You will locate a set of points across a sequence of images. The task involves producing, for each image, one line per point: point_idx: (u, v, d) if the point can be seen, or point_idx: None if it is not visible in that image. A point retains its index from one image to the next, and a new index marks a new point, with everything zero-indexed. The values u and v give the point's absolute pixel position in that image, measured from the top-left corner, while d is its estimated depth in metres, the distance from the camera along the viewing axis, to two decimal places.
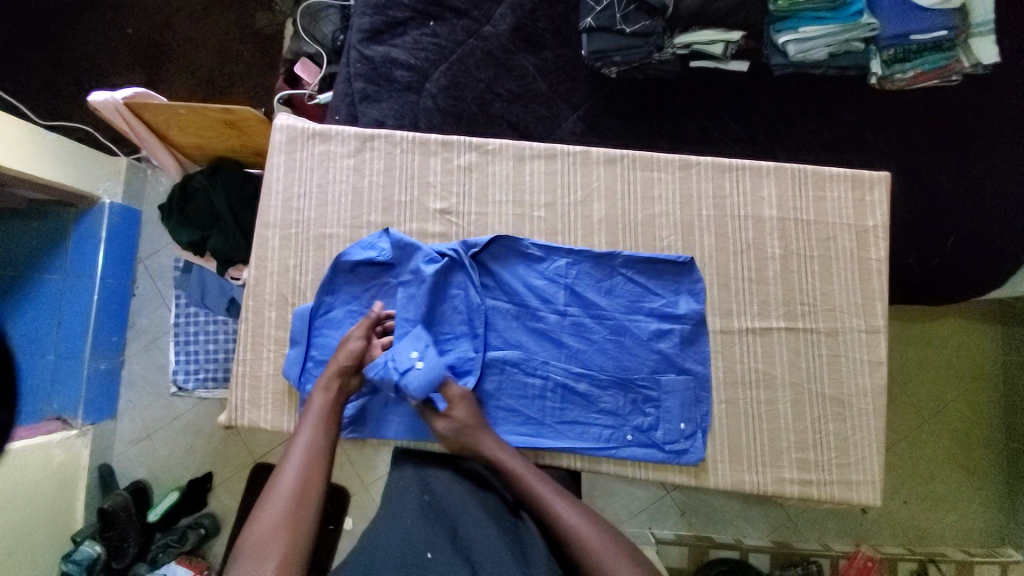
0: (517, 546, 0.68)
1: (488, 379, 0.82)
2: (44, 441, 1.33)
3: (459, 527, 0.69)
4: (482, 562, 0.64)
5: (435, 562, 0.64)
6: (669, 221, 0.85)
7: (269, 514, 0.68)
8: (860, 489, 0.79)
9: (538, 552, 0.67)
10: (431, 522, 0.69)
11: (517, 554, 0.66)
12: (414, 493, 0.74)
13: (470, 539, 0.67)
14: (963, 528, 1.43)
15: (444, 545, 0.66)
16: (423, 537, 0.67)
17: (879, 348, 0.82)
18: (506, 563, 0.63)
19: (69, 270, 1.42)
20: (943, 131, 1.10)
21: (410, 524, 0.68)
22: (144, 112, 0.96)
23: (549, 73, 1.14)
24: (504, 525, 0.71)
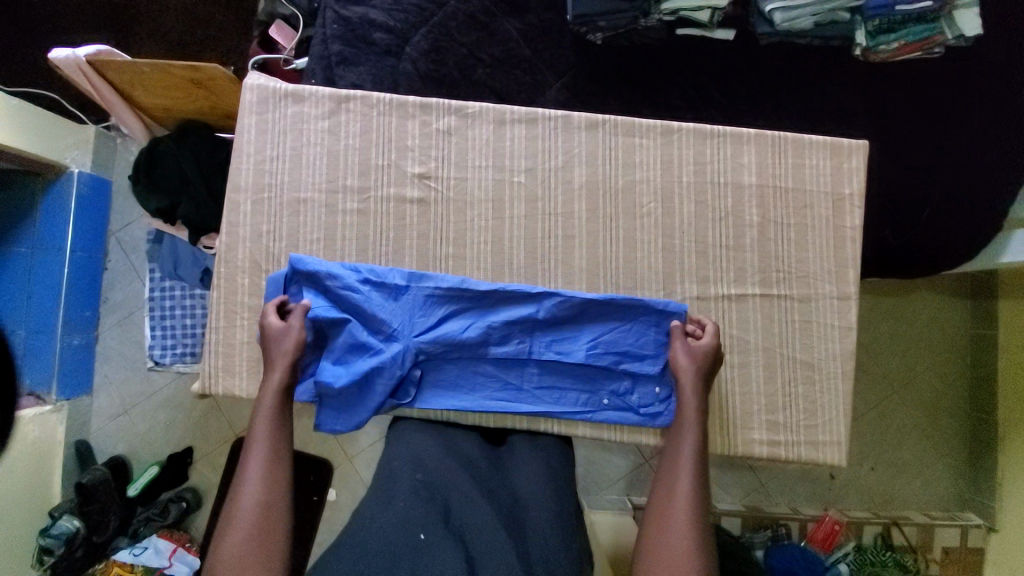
0: (511, 521, 0.69)
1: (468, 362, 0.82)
2: (17, 417, 1.30)
3: (453, 503, 0.69)
4: (478, 543, 0.65)
5: (429, 544, 0.65)
6: (649, 188, 0.84)
7: (237, 531, 0.64)
8: (828, 450, 0.82)
9: (533, 530, 0.69)
10: (423, 500, 0.69)
11: (511, 529, 0.67)
12: (407, 469, 0.73)
13: (466, 520, 0.68)
14: (926, 493, 1.51)
15: (440, 528, 0.66)
16: (417, 519, 0.67)
17: (851, 314, 0.83)
18: (501, 543, 0.64)
19: (39, 243, 1.38)
20: (921, 103, 1.11)
21: (403, 509, 0.68)
22: (108, 72, 0.91)
23: (533, 38, 1.11)
24: (496, 496, 0.72)
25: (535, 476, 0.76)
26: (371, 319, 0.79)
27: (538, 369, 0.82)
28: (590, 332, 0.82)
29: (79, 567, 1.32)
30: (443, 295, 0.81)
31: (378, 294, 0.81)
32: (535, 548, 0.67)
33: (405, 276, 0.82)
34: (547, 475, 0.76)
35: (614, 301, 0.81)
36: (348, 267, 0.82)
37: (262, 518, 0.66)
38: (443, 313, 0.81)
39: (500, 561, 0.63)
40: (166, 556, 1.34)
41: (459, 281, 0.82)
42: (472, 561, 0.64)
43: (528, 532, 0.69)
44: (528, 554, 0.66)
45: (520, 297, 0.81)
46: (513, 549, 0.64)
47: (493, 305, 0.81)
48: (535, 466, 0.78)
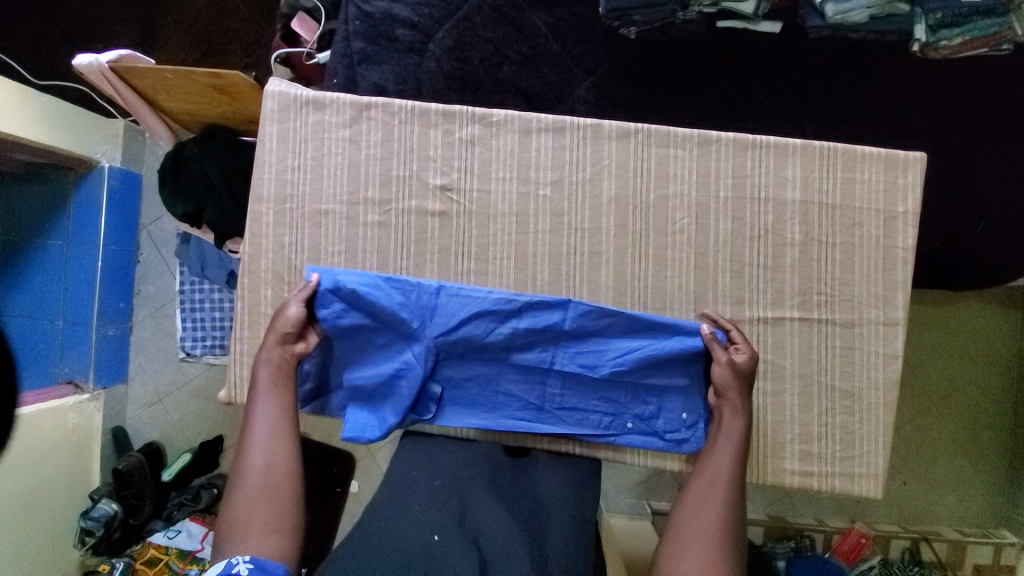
0: (525, 525, 0.70)
1: (488, 372, 0.80)
2: (58, 405, 1.36)
3: (469, 507, 0.71)
4: (490, 546, 0.66)
5: (443, 545, 0.66)
6: (683, 204, 0.80)
7: (247, 488, 0.68)
8: (863, 483, 0.78)
9: (552, 536, 0.70)
10: (440, 504, 0.70)
11: (526, 534, 0.68)
12: (424, 475, 0.75)
13: (481, 526, 0.69)
14: (961, 509, 1.45)
15: (454, 531, 0.67)
16: (431, 520, 0.68)
17: (897, 342, 0.78)
18: (516, 549, 0.65)
19: (71, 237, 1.41)
20: (987, 104, 1.01)
21: (418, 510, 0.70)
22: (131, 78, 0.90)
23: (562, 33, 1.05)
24: (513, 501, 0.73)
25: (555, 490, 0.76)
26: (392, 326, 0.78)
27: (561, 382, 0.80)
28: (617, 346, 0.78)
29: (118, 547, 1.39)
30: (469, 303, 0.78)
31: (399, 301, 0.78)
32: (551, 555, 0.68)
33: (426, 284, 0.79)
34: (563, 489, 0.76)
35: (642, 317, 0.78)
36: (366, 274, 0.79)
37: (267, 478, 0.69)
38: (466, 321, 0.78)
39: (513, 566, 0.64)
40: (197, 540, 1.38)
41: (481, 291, 0.79)
42: (485, 564, 0.64)
43: (543, 537, 0.69)
44: (542, 561, 0.67)
45: (546, 309, 0.78)
46: (527, 556, 0.65)
47: (518, 313, 0.78)
48: (556, 478, 0.77)
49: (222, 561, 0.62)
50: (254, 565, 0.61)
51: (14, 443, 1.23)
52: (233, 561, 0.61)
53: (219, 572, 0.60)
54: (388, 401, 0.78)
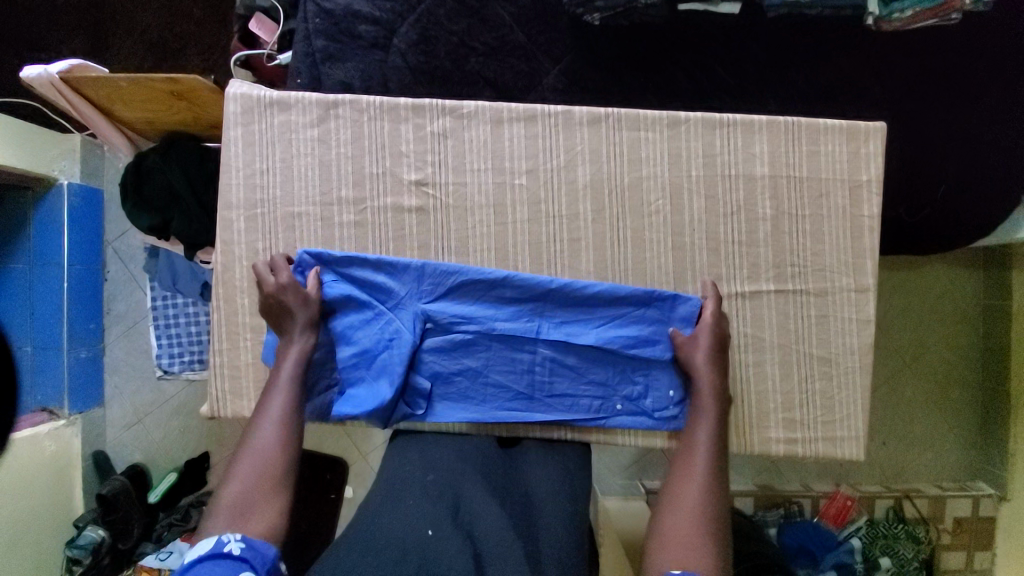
0: (519, 517, 0.70)
1: (476, 359, 0.80)
2: (33, 433, 1.32)
3: (463, 499, 0.70)
4: (484, 538, 0.65)
5: (437, 539, 0.65)
6: (657, 185, 0.80)
7: (251, 467, 0.67)
8: (844, 445, 0.81)
9: (544, 527, 0.69)
10: (432, 500, 0.70)
11: (518, 526, 0.68)
12: (417, 473, 0.75)
13: (475, 519, 0.68)
14: (938, 465, 1.51)
15: (448, 524, 0.66)
16: (425, 516, 0.67)
17: (868, 306, 0.81)
18: (508, 541, 0.64)
19: (35, 257, 1.39)
20: (942, 73, 1.04)
21: (411, 508, 0.69)
22: (84, 88, 0.87)
23: (526, 22, 1.05)
24: (507, 494, 0.73)
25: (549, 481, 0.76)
26: (379, 310, 0.80)
27: (548, 361, 0.80)
28: (601, 318, 0.80)
29: (108, 571, 1.38)
30: (454, 281, 0.80)
31: (387, 285, 0.80)
32: (544, 546, 0.67)
33: (412, 267, 0.80)
34: (554, 480, 0.77)
35: (624, 291, 0.79)
36: (355, 257, 0.80)
37: (271, 465, 0.67)
38: (451, 299, 0.80)
39: (506, 560, 0.63)
40: None
41: (465, 270, 0.80)
42: (480, 558, 0.63)
43: (538, 528, 0.69)
44: (537, 552, 0.66)
45: (529, 282, 0.79)
46: (520, 548, 0.64)
47: (501, 291, 0.80)
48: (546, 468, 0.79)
49: (217, 534, 0.60)
50: (246, 545, 0.60)
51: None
52: (223, 540, 0.59)
53: (210, 549, 0.58)
54: (378, 384, 0.78)
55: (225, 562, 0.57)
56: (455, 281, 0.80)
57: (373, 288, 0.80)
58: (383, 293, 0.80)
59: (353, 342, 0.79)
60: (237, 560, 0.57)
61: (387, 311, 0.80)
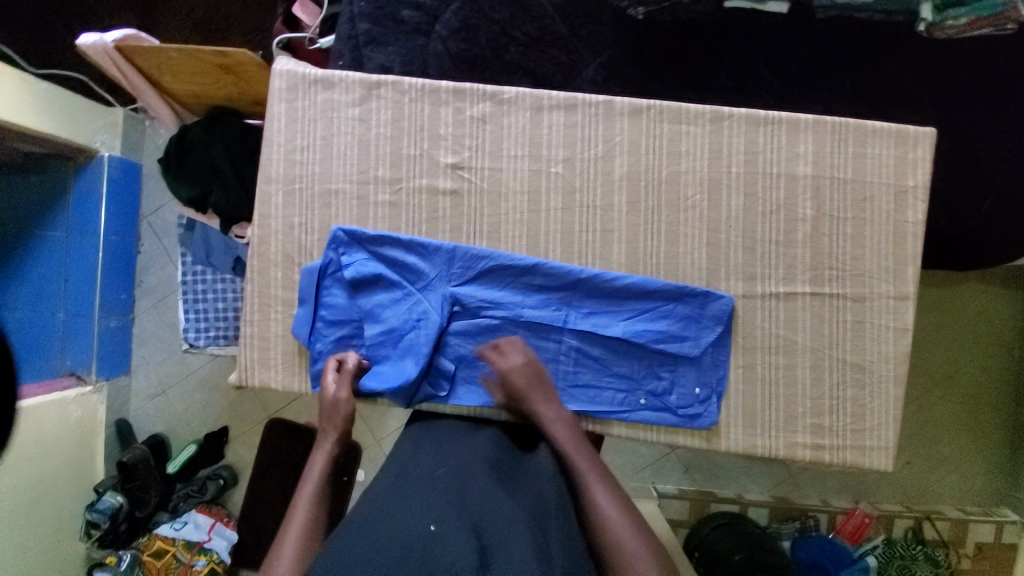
0: (530, 514, 0.63)
1: None
2: (60, 397, 1.36)
3: (471, 493, 0.64)
4: (491, 531, 0.59)
5: (439, 533, 0.57)
6: (695, 179, 0.80)
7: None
8: (873, 455, 0.79)
9: (553, 530, 0.63)
10: (438, 495, 0.63)
11: (528, 523, 0.61)
12: (428, 467, 0.70)
13: (484, 512, 0.61)
14: (961, 488, 1.47)
15: (453, 519, 0.60)
16: (429, 512, 0.61)
17: (907, 315, 0.79)
18: (517, 533, 0.58)
19: (70, 228, 1.42)
20: (996, 82, 1.01)
21: (416, 501, 0.64)
22: (135, 58, 0.89)
23: (569, 15, 1.05)
24: (521, 490, 0.67)
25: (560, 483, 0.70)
26: (408, 290, 0.80)
27: (573, 352, 0.80)
28: (628, 311, 0.79)
29: (123, 541, 1.40)
30: (483, 265, 0.80)
31: (417, 265, 0.80)
32: (554, 545, 0.60)
33: (443, 249, 0.80)
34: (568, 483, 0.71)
35: (655, 285, 0.78)
36: (383, 236, 0.81)
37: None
38: (480, 283, 0.80)
39: (516, 558, 0.55)
40: (204, 531, 1.41)
41: (496, 255, 0.80)
42: (486, 553, 0.56)
43: (547, 529, 0.62)
44: (547, 550, 0.59)
45: (558, 271, 0.79)
46: (530, 544, 0.57)
47: (530, 278, 0.80)
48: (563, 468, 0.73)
49: None
50: None
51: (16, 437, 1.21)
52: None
53: None
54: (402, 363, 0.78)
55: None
56: (486, 266, 0.80)
57: (403, 267, 0.81)
58: (412, 272, 0.80)
59: (380, 319, 0.80)
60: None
61: (415, 291, 0.80)
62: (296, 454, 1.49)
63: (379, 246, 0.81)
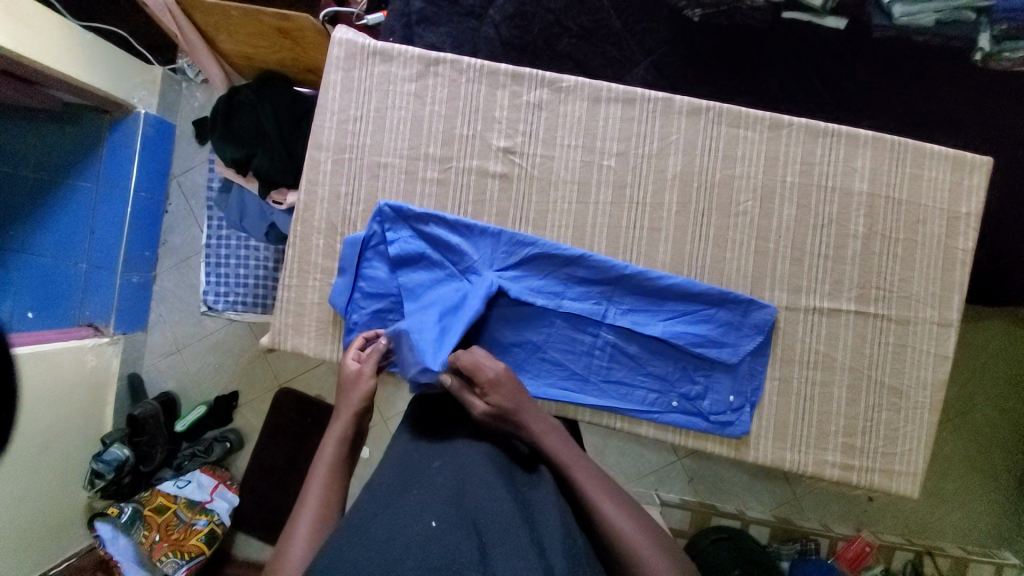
0: (525, 510, 0.62)
1: (537, 333, 0.80)
2: (79, 345, 1.36)
3: (468, 486, 0.62)
4: (490, 525, 0.57)
5: (441, 530, 0.55)
6: (748, 185, 0.79)
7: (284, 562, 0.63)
8: (901, 481, 0.78)
9: (548, 523, 0.60)
10: (437, 488, 0.62)
11: (524, 515, 0.60)
12: (422, 463, 0.68)
13: (481, 505, 0.59)
14: (965, 526, 1.45)
15: (452, 513, 0.58)
16: (429, 507, 0.58)
17: (949, 343, 0.78)
18: (516, 528, 0.56)
19: (102, 180, 1.42)
20: None
21: (412, 496, 0.61)
22: (194, 14, 0.89)
23: (624, 10, 1.03)
24: (516, 488, 0.66)
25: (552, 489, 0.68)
26: (451, 271, 0.80)
27: (609, 347, 0.79)
28: (669, 312, 0.79)
29: (126, 493, 1.40)
30: (528, 252, 0.79)
31: (462, 246, 0.80)
32: (549, 536, 0.58)
33: (489, 232, 0.80)
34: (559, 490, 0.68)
35: (699, 288, 0.78)
36: (428, 215, 0.80)
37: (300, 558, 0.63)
38: (522, 269, 0.80)
39: (515, 553, 0.53)
40: (207, 491, 1.40)
41: (542, 244, 0.79)
42: (485, 548, 0.54)
43: (540, 521, 0.61)
44: (542, 544, 0.57)
45: (603, 265, 0.78)
46: (529, 539, 0.55)
47: (573, 270, 0.79)
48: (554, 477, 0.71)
49: None
50: None
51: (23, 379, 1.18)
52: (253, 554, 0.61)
53: None
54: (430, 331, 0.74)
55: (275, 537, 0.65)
56: (531, 254, 0.79)
57: (447, 247, 0.80)
58: (456, 252, 0.80)
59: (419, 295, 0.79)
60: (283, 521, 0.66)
61: (457, 271, 0.80)
62: (304, 426, 1.49)
63: (425, 224, 0.80)
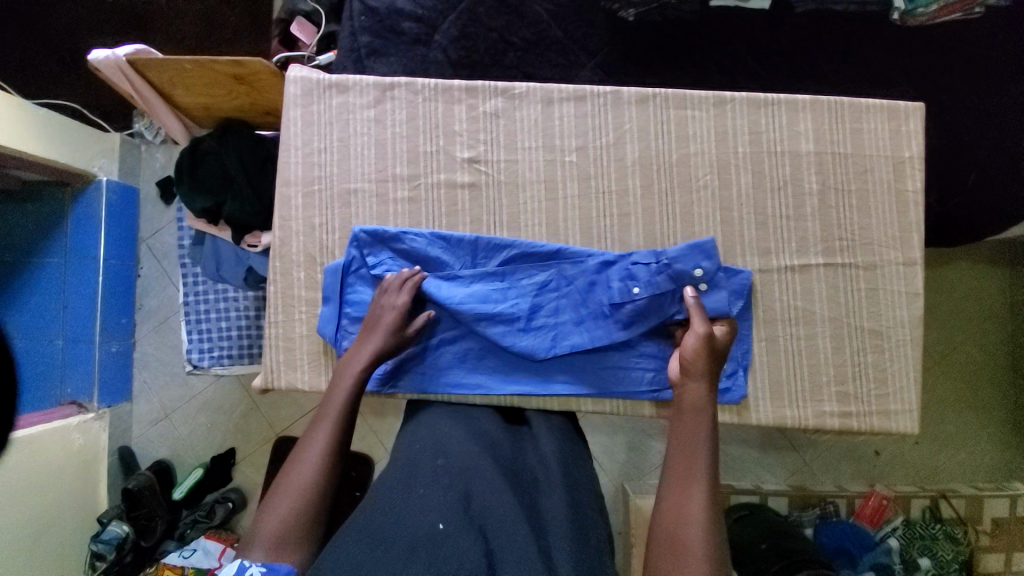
0: (535, 511, 0.63)
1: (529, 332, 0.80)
2: (62, 425, 1.31)
3: (474, 488, 0.63)
4: (497, 533, 0.59)
5: (446, 533, 0.58)
6: (705, 160, 0.83)
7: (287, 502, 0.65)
8: (899, 419, 0.80)
9: (555, 524, 0.62)
10: (441, 489, 0.63)
11: (530, 519, 0.61)
12: (427, 454, 0.70)
13: (487, 508, 0.61)
14: (971, 464, 1.49)
15: (457, 516, 0.60)
16: (434, 507, 0.61)
17: (917, 280, 0.82)
18: (522, 536, 0.58)
19: (69, 253, 1.39)
20: (978, 59, 1.05)
21: (419, 494, 0.63)
22: (147, 71, 0.91)
23: (563, 18, 1.09)
24: (524, 489, 0.66)
25: (562, 490, 0.66)
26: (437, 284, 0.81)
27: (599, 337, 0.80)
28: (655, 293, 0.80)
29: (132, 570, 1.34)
30: (510, 254, 0.82)
31: (449, 258, 0.82)
32: (557, 538, 0.60)
33: (469, 241, 0.82)
34: (568, 484, 0.68)
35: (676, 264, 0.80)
36: (407, 233, 0.82)
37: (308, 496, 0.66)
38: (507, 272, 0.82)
39: (523, 560, 0.55)
40: (214, 557, 1.31)
41: (522, 244, 0.82)
42: (492, 555, 0.57)
43: (546, 523, 0.62)
44: (551, 549, 0.58)
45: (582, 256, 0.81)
46: (534, 543, 0.57)
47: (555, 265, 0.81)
48: (563, 476, 0.69)
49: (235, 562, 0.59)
50: (267, 569, 0.58)
51: (9, 469, 1.15)
52: (244, 565, 0.58)
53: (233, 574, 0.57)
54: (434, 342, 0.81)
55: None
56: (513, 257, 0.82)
57: (433, 260, 0.82)
58: (444, 265, 0.82)
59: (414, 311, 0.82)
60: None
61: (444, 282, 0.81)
62: None
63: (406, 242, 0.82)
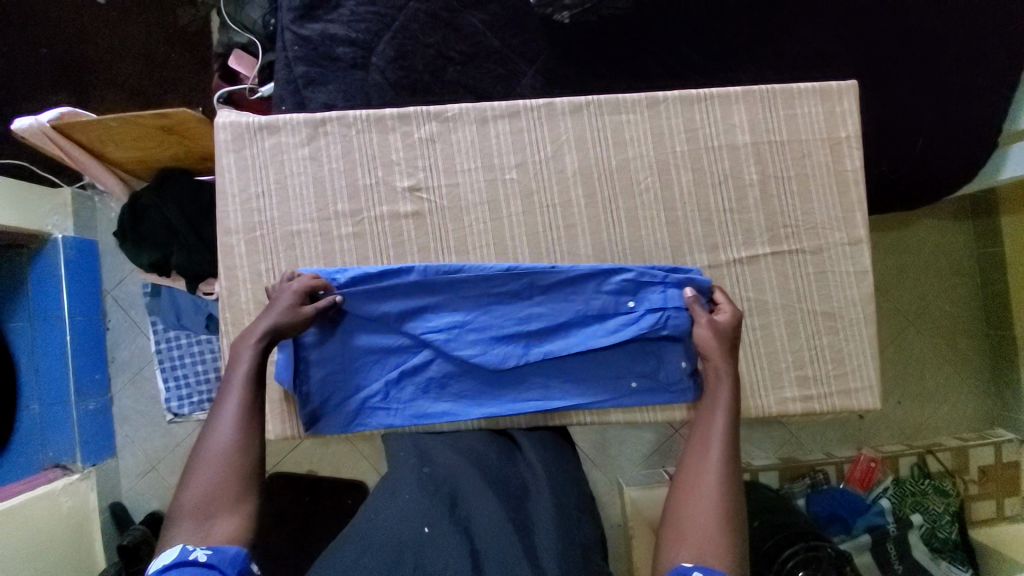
0: (520, 510, 0.66)
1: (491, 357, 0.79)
2: (47, 490, 1.29)
3: (460, 493, 0.66)
4: (483, 535, 0.61)
5: (434, 537, 0.60)
6: (645, 163, 0.83)
7: (208, 472, 0.61)
8: (860, 396, 0.82)
9: (538, 521, 0.64)
10: (431, 494, 0.65)
11: (516, 521, 0.63)
12: (413, 463, 0.71)
13: (473, 512, 0.64)
14: (954, 418, 1.51)
15: (445, 521, 0.62)
16: (420, 513, 0.63)
17: (863, 258, 0.83)
18: (506, 534, 0.60)
19: (33, 316, 1.37)
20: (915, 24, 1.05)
21: (406, 501, 0.64)
22: (74, 133, 0.89)
23: (499, 28, 1.08)
24: (507, 491, 0.68)
25: (548, 490, 0.69)
26: (394, 318, 0.79)
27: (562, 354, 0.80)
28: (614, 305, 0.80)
29: None
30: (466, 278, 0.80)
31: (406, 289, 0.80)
32: (541, 528, 0.63)
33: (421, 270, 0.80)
34: (550, 479, 0.71)
35: (627, 270, 0.81)
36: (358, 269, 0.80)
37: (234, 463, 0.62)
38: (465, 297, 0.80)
39: (506, 559, 0.58)
40: None
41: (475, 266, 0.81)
42: (479, 555, 0.59)
43: (532, 522, 0.64)
44: (536, 544, 0.61)
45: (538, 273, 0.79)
46: (519, 540, 0.60)
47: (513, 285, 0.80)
48: (544, 472, 0.72)
49: (166, 548, 0.56)
50: (213, 551, 0.56)
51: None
52: (187, 548, 0.55)
53: (172, 558, 0.54)
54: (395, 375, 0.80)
55: (190, 569, 0.53)
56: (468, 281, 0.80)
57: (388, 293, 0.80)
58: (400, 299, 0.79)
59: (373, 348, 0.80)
60: (204, 567, 0.54)
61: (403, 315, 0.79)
62: None
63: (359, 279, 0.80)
